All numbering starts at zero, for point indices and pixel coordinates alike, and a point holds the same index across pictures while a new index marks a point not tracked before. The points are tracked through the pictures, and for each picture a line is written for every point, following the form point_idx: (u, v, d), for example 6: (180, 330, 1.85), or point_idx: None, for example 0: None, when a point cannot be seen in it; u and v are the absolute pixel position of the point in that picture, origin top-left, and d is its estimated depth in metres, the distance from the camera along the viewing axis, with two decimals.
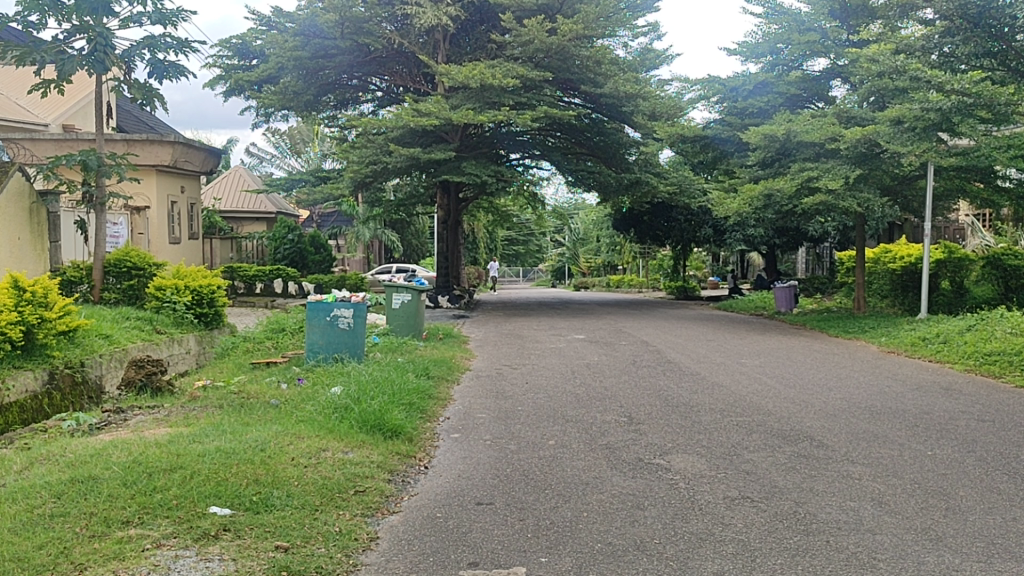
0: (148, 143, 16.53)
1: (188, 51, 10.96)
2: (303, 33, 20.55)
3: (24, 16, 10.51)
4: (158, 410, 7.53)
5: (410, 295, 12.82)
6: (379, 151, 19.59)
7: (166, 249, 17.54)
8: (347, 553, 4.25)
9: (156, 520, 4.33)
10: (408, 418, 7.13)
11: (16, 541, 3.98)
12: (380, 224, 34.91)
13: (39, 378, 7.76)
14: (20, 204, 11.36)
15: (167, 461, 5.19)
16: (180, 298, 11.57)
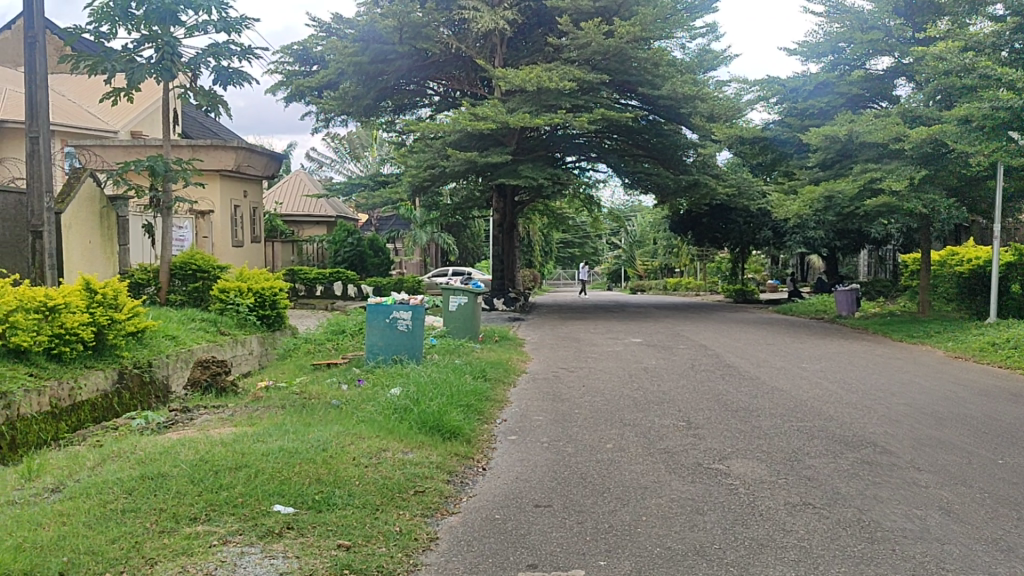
0: (212, 148, 16.96)
1: (251, 58, 11.18)
2: (363, 39, 20.85)
3: (96, 26, 10.83)
4: (224, 410, 7.71)
5: (466, 297, 12.90)
6: (437, 156, 19.82)
7: (228, 252, 17.94)
8: (408, 552, 4.30)
9: (222, 517, 4.43)
10: (466, 420, 7.18)
11: (91, 535, 4.10)
12: (436, 227, 35.20)
13: (110, 378, 8.05)
14: (90, 208, 11.69)
15: (233, 459, 5.31)
16: (243, 300, 11.78)
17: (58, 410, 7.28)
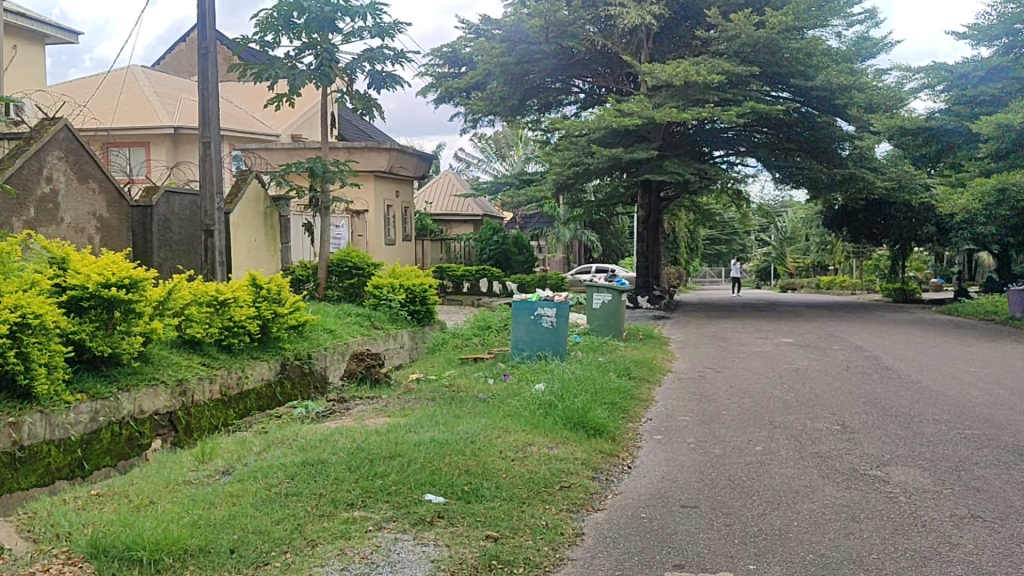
0: (367, 150, 17.63)
1: (404, 62, 11.54)
2: (510, 39, 21.15)
3: (261, 36, 11.46)
4: (377, 401, 8.02)
5: (611, 294, 12.85)
6: (582, 153, 19.87)
7: (380, 250, 18.60)
8: (554, 547, 4.34)
9: (377, 504, 4.61)
10: (611, 417, 7.17)
11: (258, 516, 4.37)
12: (580, 225, 35.27)
13: (273, 368, 8.58)
14: (256, 208, 12.38)
15: (387, 448, 5.51)
16: (394, 296, 12.18)
17: (227, 398, 7.83)
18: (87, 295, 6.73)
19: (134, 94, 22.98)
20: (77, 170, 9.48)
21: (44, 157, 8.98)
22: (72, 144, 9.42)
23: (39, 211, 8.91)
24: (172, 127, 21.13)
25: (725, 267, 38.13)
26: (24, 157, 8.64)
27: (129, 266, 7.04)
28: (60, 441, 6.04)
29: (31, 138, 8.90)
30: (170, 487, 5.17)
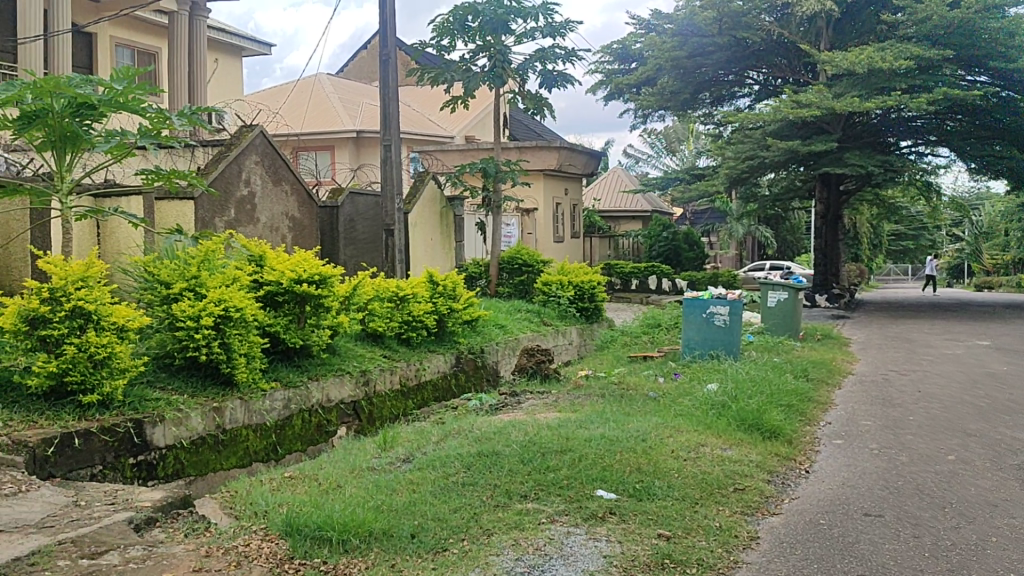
0: (537, 149, 17.89)
1: (574, 60, 11.61)
2: (682, 33, 20.90)
3: (438, 41, 11.85)
4: (548, 396, 8.12)
5: (786, 293, 12.47)
6: (757, 147, 19.34)
7: (549, 247, 18.82)
8: (728, 549, 4.25)
9: (549, 497, 4.69)
10: (787, 419, 6.94)
11: (437, 503, 4.56)
12: (753, 220, 34.26)
13: (448, 361, 8.92)
14: (432, 208, 12.81)
15: (559, 443, 5.58)
16: (564, 293, 12.22)
17: (406, 389, 8.21)
18: (281, 290, 7.23)
19: (321, 101, 24.30)
20: (271, 174, 10.15)
21: (243, 162, 9.67)
22: (267, 149, 10.08)
23: (239, 212, 9.60)
24: (355, 131, 22.21)
25: (912, 265, 35.93)
26: (226, 161, 9.33)
27: (319, 264, 7.48)
28: (257, 426, 6.54)
29: (231, 144, 9.59)
30: (356, 472, 5.46)
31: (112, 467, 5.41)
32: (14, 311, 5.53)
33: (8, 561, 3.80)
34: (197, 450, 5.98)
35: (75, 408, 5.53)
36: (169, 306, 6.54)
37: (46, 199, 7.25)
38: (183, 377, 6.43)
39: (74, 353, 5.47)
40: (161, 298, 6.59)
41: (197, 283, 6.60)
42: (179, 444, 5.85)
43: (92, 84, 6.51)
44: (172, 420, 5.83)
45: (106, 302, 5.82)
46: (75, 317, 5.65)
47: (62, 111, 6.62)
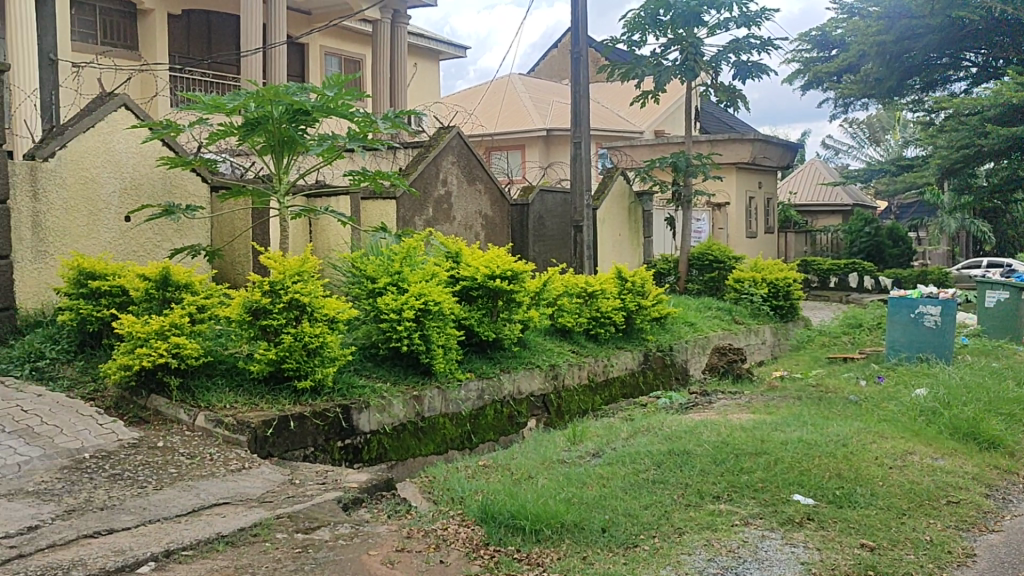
0: (730, 142, 17.45)
1: (770, 50, 11.23)
2: (889, 16, 19.63)
3: (629, 36, 11.81)
4: (740, 396, 7.93)
5: (1007, 292, 11.54)
6: (973, 134, 17.95)
7: (742, 243, 18.27)
8: (939, 565, 3.98)
9: (743, 499, 4.61)
10: (1008, 429, 6.40)
11: (627, 499, 4.61)
12: (969, 214, 31.71)
13: (636, 358, 8.96)
14: (621, 204, 12.80)
15: (753, 445, 5.45)
16: (757, 290, 11.91)
17: (594, 384, 8.34)
18: (475, 285, 7.51)
19: (514, 101, 24.79)
20: (467, 173, 10.50)
21: (440, 162, 10.06)
22: (463, 150, 10.43)
23: (437, 211, 10.00)
24: (545, 129, 22.51)
25: None
26: (425, 162, 9.74)
27: (512, 259, 7.68)
28: (453, 415, 6.85)
29: (430, 145, 10.01)
30: (546, 464, 5.59)
31: (323, 449, 5.83)
32: (240, 303, 6.06)
33: (235, 531, 4.21)
34: (398, 437, 6.35)
35: (291, 392, 6.00)
36: (374, 299, 6.95)
37: (266, 199, 7.90)
38: (386, 367, 6.83)
39: (291, 342, 5.93)
40: (366, 292, 7.01)
41: (399, 278, 6.96)
42: (382, 430, 6.22)
43: (307, 91, 7.01)
44: (376, 407, 6.21)
45: (319, 295, 6.24)
46: (292, 308, 6.10)
47: (281, 118, 7.18)
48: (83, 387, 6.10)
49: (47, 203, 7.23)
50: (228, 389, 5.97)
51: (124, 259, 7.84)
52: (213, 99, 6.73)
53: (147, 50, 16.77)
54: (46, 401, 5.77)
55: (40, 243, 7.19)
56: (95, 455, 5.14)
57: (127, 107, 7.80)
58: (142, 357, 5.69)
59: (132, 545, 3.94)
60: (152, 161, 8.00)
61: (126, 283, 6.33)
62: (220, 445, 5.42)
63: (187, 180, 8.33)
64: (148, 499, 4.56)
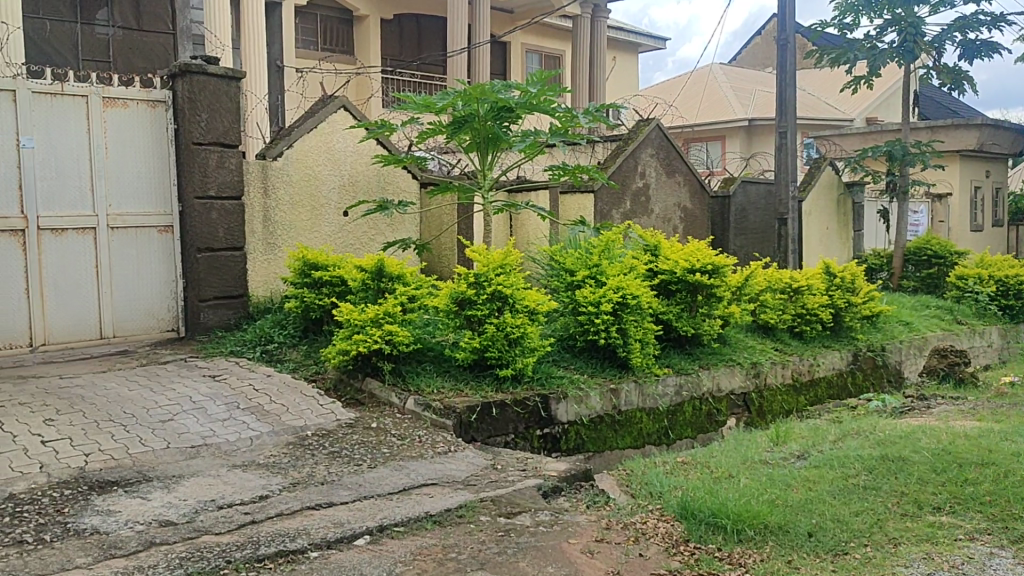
0: (954, 128, 16.20)
1: (1003, 26, 10.30)
2: None
3: (840, 20, 11.21)
4: (963, 402, 7.37)
5: None
6: None
7: (965, 236, 16.92)
8: None
9: (968, 513, 4.30)
10: None
11: (837, 505, 4.42)
12: None
13: (845, 358, 8.56)
14: (829, 196, 12.18)
15: (978, 454, 5.07)
16: (983, 288, 10.97)
17: (798, 384, 8.05)
18: (674, 279, 7.43)
19: (715, 93, 24.19)
20: (666, 166, 10.38)
21: (640, 155, 10.00)
22: (663, 142, 10.32)
23: (634, 203, 9.96)
24: (747, 120, 21.81)
25: None
26: (625, 155, 9.73)
27: (713, 253, 7.54)
28: (651, 409, 6.86)
29: (629, 139, 9.99)
30: (748, 464, 5.46)
31: (523, 437, 6.02)
32: (447, 293, 6.32)
33: (442, 512, 4.41)
34: (595, 428, 6.45)
35: (493, 380, 6.21)
36: (573, 292, 7.05)
37: (470, 194, 8.19)
38: (585, 359, 6.93)
39: (494, 332, 6.13)
40: (565, 285, 7.12)
41: (598, 271, 7.01)
42: (580, 420, 6.35)
43: (512, 88, 7.19)
44: (574, 397, 6.33)
45: (521, 287, 6.39)
46: (495, 299, 6.29)
47: (486, 115, 7.42)
48: (306, 369, 6.57)
49: (275, 199, 7.84)
50: (436, 375, 6.26)
51: (342, 251, 8.38)
52: (424, 99, 7.04)
53: (362, 54, 17.80)
54: (274, 381, 6.28)
55: (269, 236, 7.80)
56: (317, 433, 5.53)
57: (345, 108, 8.30)
58: (357, 343, 6.06)
59: (350, 518, 4.22)
60: (367, 159, 8.50)
61: (344, 273, 6.76)
62: (427, 428, 5.70)
63: (398, 177, 8.78)
64: (363, 476, 4.86)
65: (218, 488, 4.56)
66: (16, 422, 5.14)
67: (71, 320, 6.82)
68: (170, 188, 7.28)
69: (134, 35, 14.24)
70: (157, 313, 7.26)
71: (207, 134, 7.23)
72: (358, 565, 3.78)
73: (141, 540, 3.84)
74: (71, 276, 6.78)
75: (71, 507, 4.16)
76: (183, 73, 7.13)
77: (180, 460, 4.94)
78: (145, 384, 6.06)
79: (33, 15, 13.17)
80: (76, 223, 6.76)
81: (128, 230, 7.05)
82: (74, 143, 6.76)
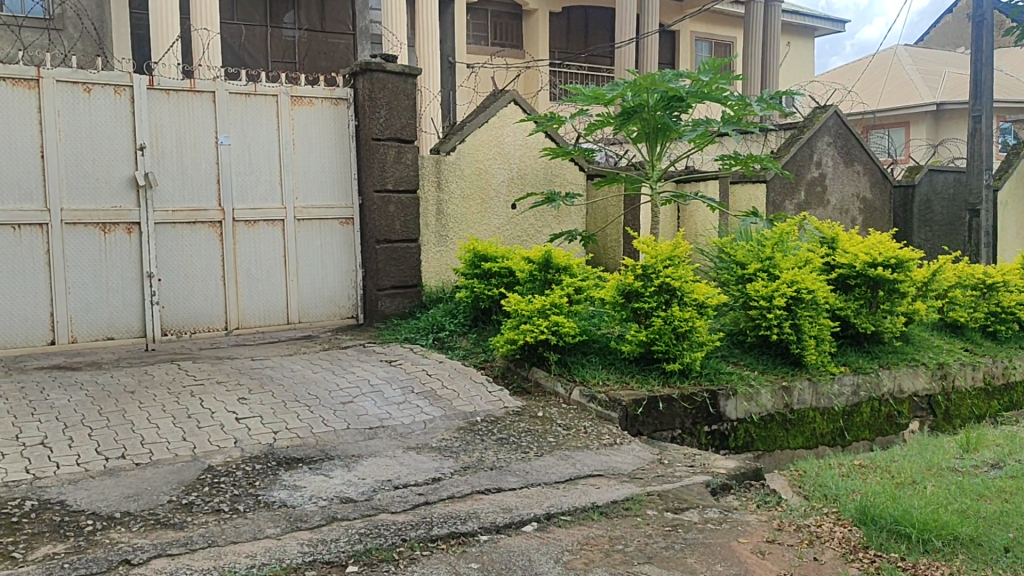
0: None
1: None
2: None
3: None
4: None
5: None
6: None
7: None
8: None
9: None
10: None
11: None
12: None
13: None
14: None
15: None
16: None
17: (990, 387, 7.53)
18: (854, 274, 7.10)
19: (900, 77, 22.84)
20: (845, 154, 9.90)
21: (816, 144, 9.58)
22: (842, 129, 9.84)
23: (810, 193, 9.55)
24: (934, 104, 20.46)
25: None
26: (799, 144, 9.35)
27: (896, 246, 7.14)
28: (825, 409, 6.60)
29: (805, 127, 9.60)
30: (934, 471, 5.15)
31: (690, 432, 5.94)
32: (614, 286, 6.30)
33: (608, 503, 4.40)
34: (766, 426, 6.28)
35: (660, 374, 6.14)
36: (744, 286, 6.85)
37: (638, 185, 8.13)
38: (755, 355, 6.73)
39: (661, 325, 6.05)
40: (736, 278, 6.93)
41: (771, 264, 6.77)
42: (749, 418, 6.19)
43: (683, 77, 7.04)
44: (744, 395, 6.16)
45: (690, 280, 6.25)
46: (662, 292, 6.19)
47: (655, 105, 7.32)
48: (476, 356, 6.72)
49: (448, 192, 8.05)
50: (601, 367, 6.26)
51: (511, 243, 8.51)
52: (594, 90, 7.02)
53: (531, 47, 18.01)
54: (446, 367, 6.48)
55: (442, 228, 8.03)
56: (486, 419, 5.66)
57: (516, 102, 8.43)
58: (525, 333, 6.15)
59: (518, 504, 4.29)
60: (536, 152, 8.61)
61: (512, 264, 6.84)
62: (594, 420, 5.71)
63: (566, 169, 8.86)
64: (530, 463, 4.94)
65: (394, 468, 4.76)
66: (214, 399, 5.56)
67: (263, 307, 7.29)
68: (351, 182, 7.64)
69: (318, 36, 15.05)
70: (339, 300, 7.65)
71: (386, 129, 7.54)
72: (526, 551, 3.85)
73: (324, 515, 4.07)
74: (263, 265, 7.24)
75: (262, 480, 4.46)
76: (364, 72, 7.46)
77: (359, 440, 5.18)
78: (328, 367, 6.41)
79: (229, 20, 14.14)
80: (267, 215, 7.22)
81: (313, 222, 7.45)
82: (266, 141, 7.21)
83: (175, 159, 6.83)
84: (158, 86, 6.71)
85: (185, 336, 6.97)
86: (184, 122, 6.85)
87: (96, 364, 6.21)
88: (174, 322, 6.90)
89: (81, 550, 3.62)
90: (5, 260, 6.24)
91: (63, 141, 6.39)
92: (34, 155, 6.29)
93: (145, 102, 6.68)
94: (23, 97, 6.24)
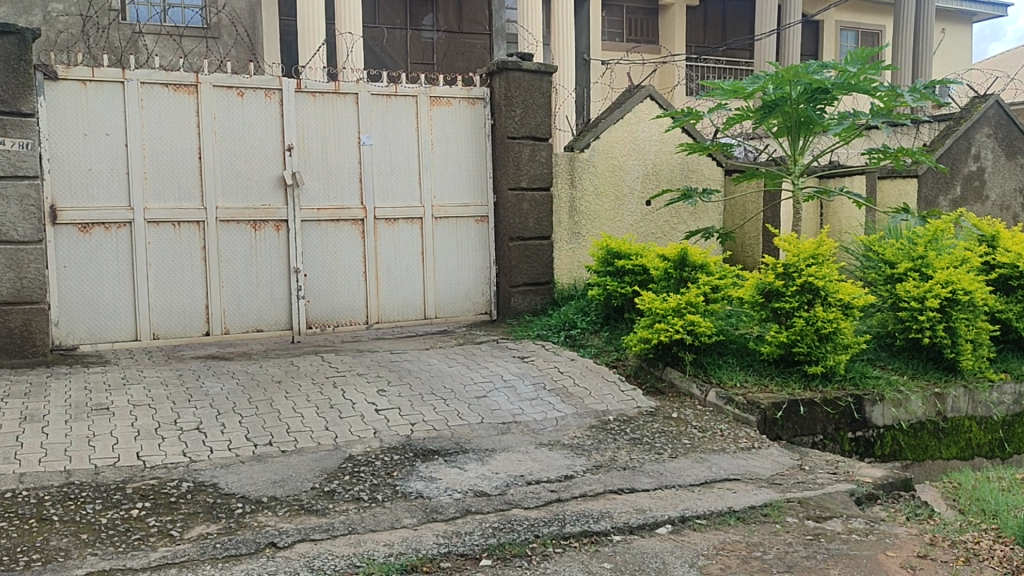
0: None
1: None
2: None
3: None
4: None
5: None
6: None
7: None
8: None
9: None
10: None
11: None
12: None
13: None
14: None
15: None
16: None
17: None
18: (1016, 274, 6.65)
19: None
20: (1006, 146, 9.25)
21: (974, 136, 8.99)
22: (1003, 121, 9.22)
23: (966, 188, 8.97)
24: None
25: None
26: (955, 135, 8.79)
27: None
28: (982, 418, 6.24)
29: (962, 118, 9.03)
30: None
31: (832, 438, 5.71)
32: (754, 285, 6.09)
33: (746, 508, 4.27)
34: (916, 435, 5.96)
35: (801, 376, 5.91)
36: (893, 286, 6.50)
37: (779, 180, 7.84)
38: (905, 359, 6.37)
39: (803, 326, 5.81)
40: (885, 277, 6.58)
41: (923, 263, 6.39)
42: (898, 425, 5.89)
43: (829, 68, 6.73)
44: (892, 401, 5.87)
45: (835, 279, 5.96)
46: (805, 292, 5.95)
47: (798, 98, 7.02)
48: (608, 355, 6.66)
49: (581, 190, 8.02)
50: (738, 368, 6.08)
51: (645, 240, 8.38)
52: (733, 84, 6.82)
53: (669, 43, 17.74)
54: (578, 365, 6.46)
55: (575, 226, 8.01)
56: (618, 418, 5.60)
57: (652, 97, 8.31)
58: (659, 332, 6.03)
59: (652, 506, 4.22)
60: (672, 148, 8.45)
61: (647, 262, 6.72)
62: (731, 423, 5.55)
63: (702, 164, 8.68)
64: (664, 465, 4.85)
65: (527, 464, 4.77)
66: (355, 391, 5.73)
67: (400, 302, 7.48)
68: (487, 180, 7.72)
69: (455, 37, 15.31)
70: (474, 296, 7.76)
71: (520, 128, 7.57)
72: (660, 553, 3.78)
73: (459, 507, 4.12)
74: (402, 261, 7.42)
75: (399, 471, 4.57)
76: (501, 71, 7.52)
77: (492, 434, 5.24)
78: (463, 361, 6.51)
79: (371, 25, 14.61)
80: (406, 213, 7.40)
81: (450, 220, 7.58)
82: (405, 140, 7.38)
83: (319, 159, 7.08)
84: (305, 88, 6.98)
85: (328, 329, 7.22)
86: (329, 123, 7.10)
87: (246, 355, 6.52)
88: (318, 315, 7.17)
89: (232, 531, 3.81)
90: (167, 255, 6.64)
91: (218, 143, 6.75)
92: (192, 156, 6.67)
93: (293, 105, 6.96)
94: (183, 102, 6.62)
